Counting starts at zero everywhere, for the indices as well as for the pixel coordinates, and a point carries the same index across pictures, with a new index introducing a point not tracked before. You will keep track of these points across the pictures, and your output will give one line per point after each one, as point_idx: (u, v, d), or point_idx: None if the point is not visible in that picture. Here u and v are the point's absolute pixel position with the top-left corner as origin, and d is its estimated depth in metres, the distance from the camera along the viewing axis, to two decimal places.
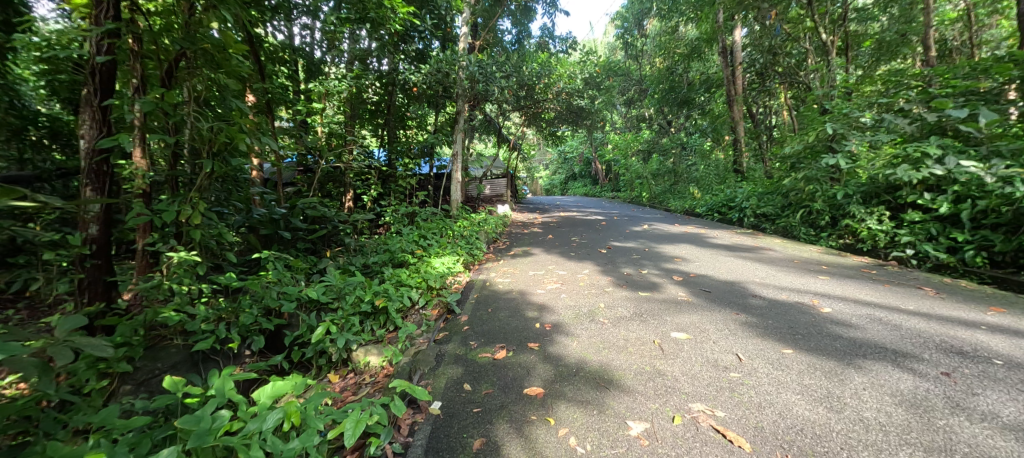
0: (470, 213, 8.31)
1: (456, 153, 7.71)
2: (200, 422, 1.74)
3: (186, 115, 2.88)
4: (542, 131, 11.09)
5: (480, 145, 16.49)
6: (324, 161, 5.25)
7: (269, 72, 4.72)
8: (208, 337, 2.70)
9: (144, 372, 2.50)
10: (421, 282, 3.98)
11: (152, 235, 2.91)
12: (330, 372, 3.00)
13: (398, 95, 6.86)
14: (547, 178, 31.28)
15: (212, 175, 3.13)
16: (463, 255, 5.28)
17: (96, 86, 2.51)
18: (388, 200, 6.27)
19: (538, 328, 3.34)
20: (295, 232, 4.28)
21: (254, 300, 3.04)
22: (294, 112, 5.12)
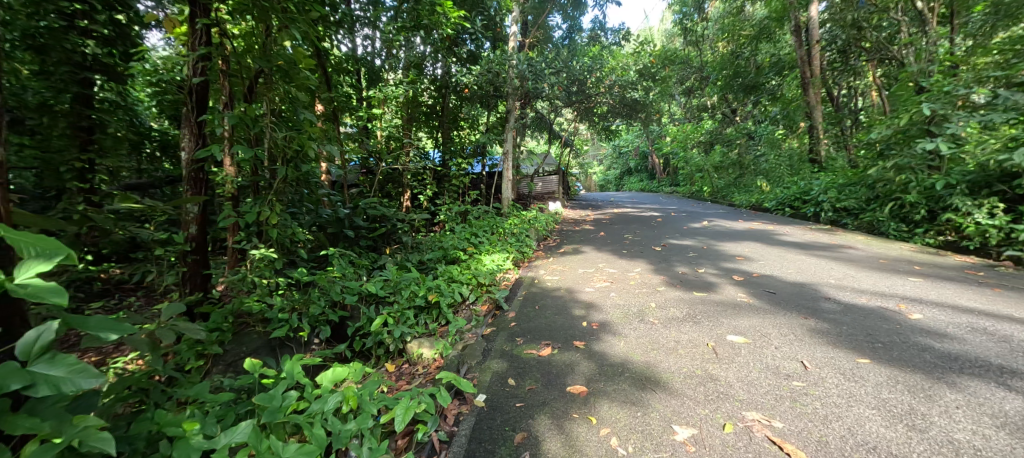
0: (522, 211, 8.36)
1: (508, 152, 7.80)
2: (272, 400, 1.89)
3: (265, 125, 3.17)
4: (596, 126, 10.90)
5: (533, 144, 16.59)
6: (383, 163, 5.54)
7: (334, 82, 5.07)
8: (284, 325, 2.97)
9: (231, 355, 2.86)
10: (471, 279, 4.08)
11: (239, 234, 3.24)
12: (387, 361, 3.16)
13: (451, 97, 7.06)
14: (603, 174, 30.66)
15: (287, 179, 3.42)
16: (514, 252, 5.32)
17: (193, 104, 2.87)
18: (441, 199, 6.49)
19: (585, 326, 3.28)
20: (357, 231, 4.56)
21: (321, 292, 3.28)
22: (356, 118, 5.46)
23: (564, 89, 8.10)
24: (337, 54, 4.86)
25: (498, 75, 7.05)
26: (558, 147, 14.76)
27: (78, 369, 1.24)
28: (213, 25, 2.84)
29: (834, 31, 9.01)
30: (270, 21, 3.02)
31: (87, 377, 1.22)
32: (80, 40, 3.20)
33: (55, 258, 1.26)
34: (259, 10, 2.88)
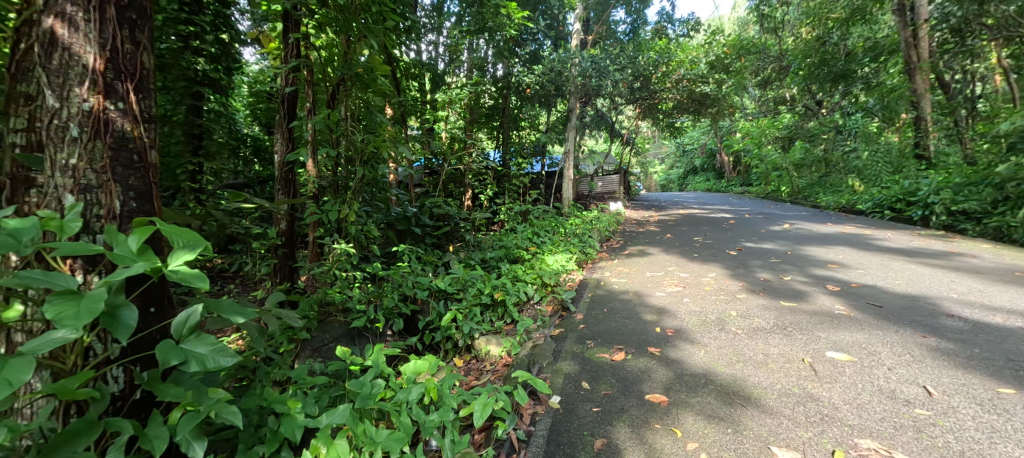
0: (582, 211, 8.27)
1: (569, 151, 7.76)
2: (363, 387, 2.07)
3: (344, 130, 3.47)
4: (659, 123, 10.60)
5: (592, 144, 16.41)
6: (448, 164, 5.72)
7: (404, 87, 5.27)
8: (362, 316, 3.20)
9: (318, 341, 3.05)
10: (536, 279, 4.14)
11: (320, 229, 3.55)
12: (455, 356, 3.31)
13: (513, 98, 7.26)
14: (663, 174, 29.70)
15: (363, 179, 3.71)
16: (577, 252, 5.28)
17: (285, 111, 3.32)
18: (502, 199, 6.60)
19: (659, 332, 3.22)
20: (423, 228, 4.77)
21: (394, 286, 3.56)
22: (422, 120, 5.69)
23: (627, 86, 8.09)
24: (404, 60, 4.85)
25: (560, 74, 7.15)
26: (617, 146, 14.49)
27: (219, 348, 1.44)
28: (302, 40, 3.30)
29: (946, 7, 8.06)
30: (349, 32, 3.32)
31: (227, 356, 1.43)
32: (195, 58, 4.44)
33: (196, 248, 1.45)
34: (344, 21, 3.20)
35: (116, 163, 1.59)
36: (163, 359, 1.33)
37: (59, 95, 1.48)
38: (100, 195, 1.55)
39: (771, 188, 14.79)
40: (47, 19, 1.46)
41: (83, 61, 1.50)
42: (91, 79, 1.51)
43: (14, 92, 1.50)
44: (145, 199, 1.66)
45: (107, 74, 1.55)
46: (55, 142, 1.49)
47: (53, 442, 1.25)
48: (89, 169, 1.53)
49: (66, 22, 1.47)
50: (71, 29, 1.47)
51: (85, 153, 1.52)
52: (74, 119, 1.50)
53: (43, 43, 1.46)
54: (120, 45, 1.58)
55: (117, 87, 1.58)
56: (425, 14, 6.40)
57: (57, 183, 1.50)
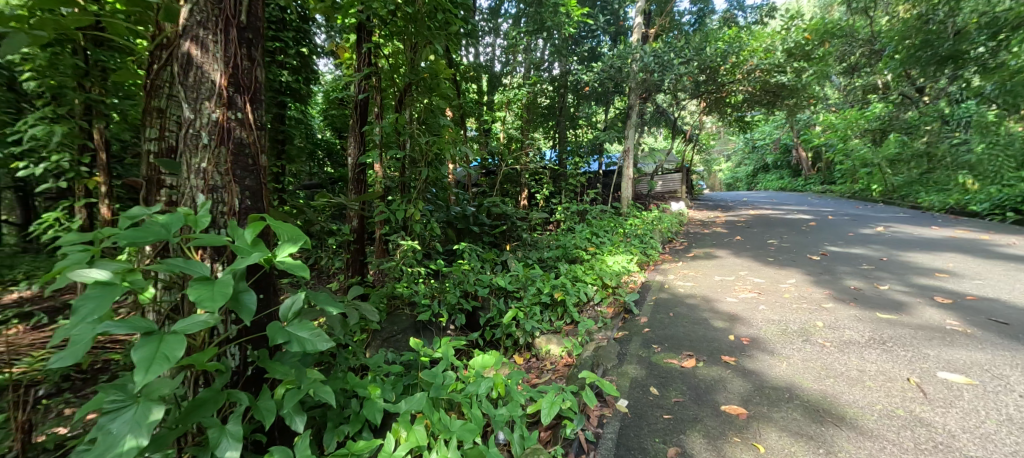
0: (642, 211, 8.02)
1: (628, 149, 7.50)
2: (436, 378, 2.25)
3: (411, 133, 3.78)
4: (727, 118, 10.09)
5: (651, 141, 15.94)
6: (505, 164, 5.85)
7: (464, 89, 5.46)
8: (428, 310, 3.45)
9: (388, 332, 3.31)
10: (596, 279, 4.14)
11: (387, 228, 3.87)
12: (516, 353, 3.55)
13: (569, 96, 7.32)
14: (730, 171, 28.12)
15: (427, 180, 3.95)
16: (638, 254, 5.08)
17: (357, 116, 3.83)
18: (558, 198, 6.59)
19: (733, 340, 3.15)
20: (481, 227, 4.93)
21: (456, 282, 3.78)
22: (480, 122, 5.92)
23: (693, 80, 7.76)
24: (464, 65, 5.26)
25: (620, 70, 6.90)
26: (679, 143, 13.95)
27: (317, 334, 1.75)
28: (372, 50, 3.77)
29: None
30: (416, 41, 3.73)
31: (323, 342, 1.73)
32: (279, 70, 5.26)
33: (297, 243, 1.76)
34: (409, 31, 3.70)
35: (237, 166, 1.98)
36: (273, 337, 1.67)
37: (194, 108, 1.89)
38: (224, 194, 1.93)
39: (861, 186, 13.33)
40: (185, 42, 1.87)
41: (211, 78, 1.90)
42: (218, 93, 1.91)
43: (157, 106, 1.97)
44: (257, 197, 2.05)
45: (229, 89, 1.95)
46: (192, 149, 1.89)
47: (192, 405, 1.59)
48: (216, 172, 1.91)
49: (199, 45, 1.88)
50: (203, 51, 1.88)
51: (213, 157, 1.91)
52: (205, 128, 1.89)
53: (183, 65, 1.88)
54: (238, 62, 1.98)
55: (236, 99, 1.97)
56: (482, 18, 6.49)
57: (192, 184, 1.89)
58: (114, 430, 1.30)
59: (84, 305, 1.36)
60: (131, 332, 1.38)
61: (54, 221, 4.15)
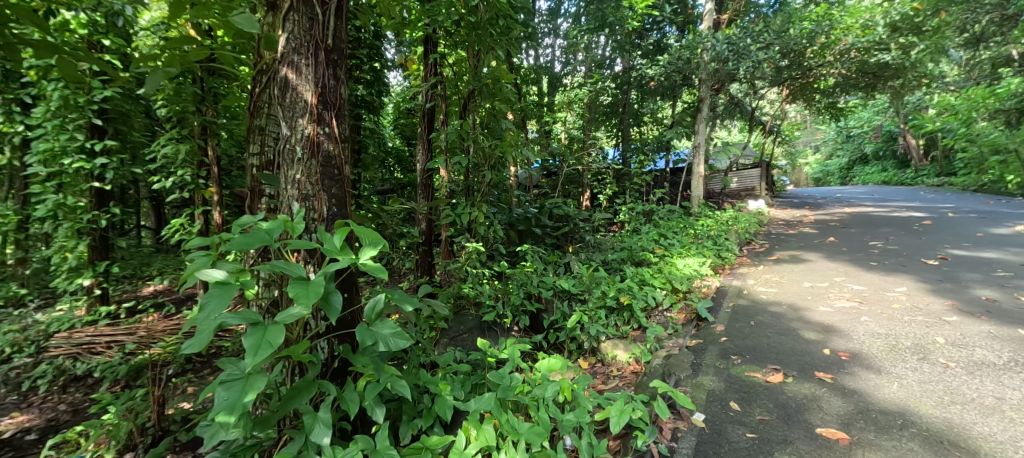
0: (715, 210, 7.52)
1: (699, 144, 7.02)
2: (503, 379, 2.24)
3: (475, 138, 3.84)
4: (814, 103, 9.31)
5: (726, 135, 14.97)
6: (566, 164, 5.77)
7: (525, 92, 5.52)
8: (492, 311, 3.48)
9: (455, 331, 3.42)
10: (665, 283, 3.92)
11: (453, 230, 3.97)
12: (580, 357, 3.48)
13: (633, 91, 7.08)
14: (821, 164, 25.53)
15: (490, 183, 3.99)
16: (712, 256, 4.74)
17: (424, 124, 3.96)
18: (623, 198, 6.38)
19: (827, 355, 2.83)
20: (543, 229, 4.90)
21: (519, 284, 3.79)
22: (541, 124, 5.95)
23: (774, 65, 7.17)
24: (525, 67, 5.51)
25: (688, 61, 6.54)
26: (758, 135, 12.95)
27: (397, 332, 1.85)
28: (439, 60, 3.90)
29: None
30: (478, 49, 3.80)
31: (402, 338, 1.83)
32: (354, 85, 5.68)
33: (377, 245, 1.84)
34: (473, 37, 3.68)
35: (325, 177, 2.13)
36: (362, 338, 1.79)
37: (290, 125, 2.07)
38: (314, 202, 2.09)
39: (991, 176, 11.74)
40: (283, 67, 2.05)
41: (304, 97, 2.07)
42: (309, 111, 2.07)
43: (258, 122, 2.15)
44: (342, 204, 2.19)
45: (319, 107, 2.10)
46: (289, 162, 2.07)
47: (290, 392, 1.77)
48: (308, 182, 2.08)
49: (295, 69, 2.05)
50: (298, 74, 2.06)
51: (306, 169, 2.08)
52: (299, 143, 2.06)
53: (281, 87, 2.06)
54: (326, 82, 2.12)
55: (325, 116, 2.12)
56: (541, 19, 6.46)
57: (289, 194, 2.08)
58: (226, 398, 1.49)
59: (208, 301, 1.53)
60: (242, 322, 1.59)
61: (179, 226, 4.72)
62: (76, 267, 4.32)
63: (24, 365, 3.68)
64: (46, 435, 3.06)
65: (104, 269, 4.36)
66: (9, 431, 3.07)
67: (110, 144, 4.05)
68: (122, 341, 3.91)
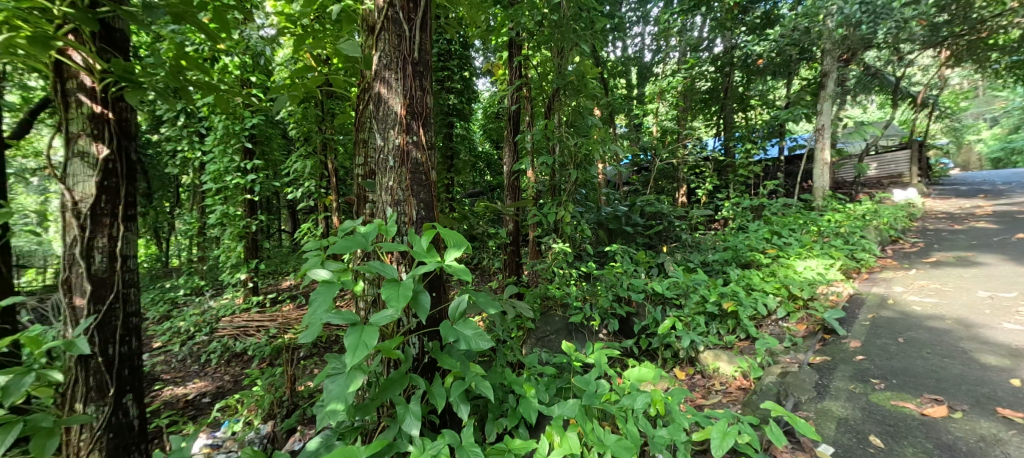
0: (846, 202, 6.50)
1: (824, 127, 6.10)
2: (588, 385, 2.07)
3: (560, 136, 3.73)
4: (984, 63, 7.56)
5: (863, 113, 12.89)
6: (659, 158, 5.43)
7: (611, 86, 5.39)
8: (579, 313, 3.35)
9: (541, 332, 3.36)
10: (779, 289, 3.45)
11: (539, 230, 3.90)
12: (676, 366, 3.20)
13: (737, 73, 6.46)
14: (997, 142, 20.76)
15: (577, 182, 3.84)
16: (842, 258, 4.05)
17: (510, 126, 3.94)
18: (725, 192, 5.84)
19: (1015, 386, 2.27)
20: (634, 228, 4.61)
21: (608, 287, 3.61)
22: (631, 118, 5.79)
23: (925, 22, 5.96)
24: (613, 59, 5.31)
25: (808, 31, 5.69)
26: (904, 111, 10.93)
27: (479, 334, 1.79)
28: (523, 62, 3.79)
29: None
30: (563, 46, 3.69)
31: (483, 341, 1.76)
32: (445, 95, 5.98)
33: (460, 247, 1.79)
34: (559, 35, 3.56)
35: (415, 183, 2.13)
36: (444, 335, 1.76)
37: (384, 137, 2.12)
38: (405, 207, 2.11)
39: None
40: (377, 84, 2.12)
41: (394, 110, 2.10)
42: (399, 123, 2.10)
43: (363, 138, 2.49)
44: (430, 208, 2.18)
45: (408, 117, 2.12)
46: (383, 171, 2.12)
47: (385, 383, 1.78)
48: (399, 189, 2.11)
49: (386, 84, 2.10)
50: (389, 88, 2.10)
51: (398, 177, 2.10)
52: (391, 153, 2.10)
53: (376, 102, 2.13)
54: (415, 93, 2.13)
55: (413, 125, 2.13)
56: (629, 8, 6.16)
57: (383, 200, 2.14)
58: (332, 392, 1.58)
59: (316, 297, 1.60)
60: (343, 322, 1.63)
61: (308, 231, 5.40)
62: (235, 264, 5.48)
63: (203, 341, 4.67)
64: (214, 399, 3.72)
65: (253, 267, 5.44)
66: (191, 394, 3.79)
67: (256, 163, 5.19)
68: (268, 326, 4.60)
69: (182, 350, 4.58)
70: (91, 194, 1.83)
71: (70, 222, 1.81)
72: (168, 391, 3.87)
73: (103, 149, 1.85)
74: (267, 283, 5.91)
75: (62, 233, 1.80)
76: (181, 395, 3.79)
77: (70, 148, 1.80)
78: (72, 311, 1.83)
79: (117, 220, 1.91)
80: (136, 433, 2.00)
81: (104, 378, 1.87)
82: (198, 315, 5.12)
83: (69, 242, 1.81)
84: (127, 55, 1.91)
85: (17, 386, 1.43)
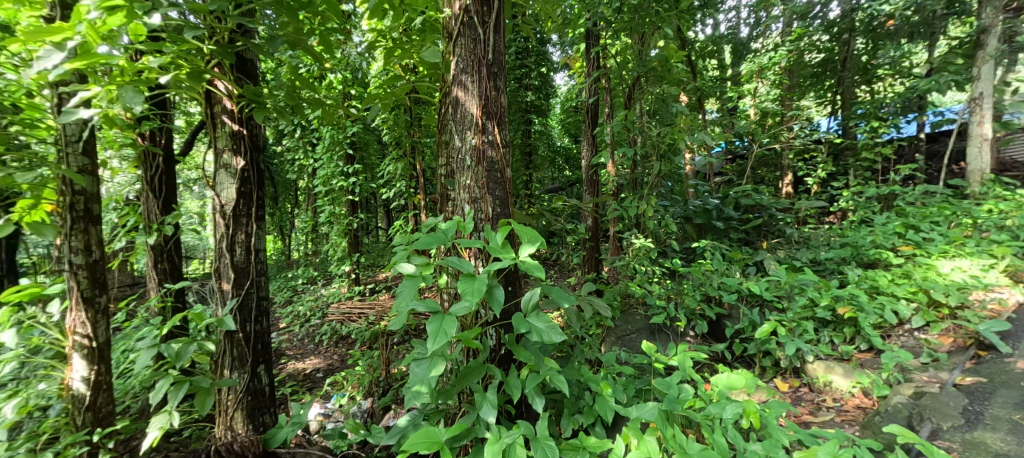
0: (1012, 186, 5.29)
1: (980, 95, 4.78)
2: (670, 388, 1.89)
3: (642, 126, 3.48)
4: None
5: None
6: (758, 144, 4.91)
7: (701, 69, 5.00)
8: (662, 313, 3.14)
9: (622, 330, 3.20)
10: (914, 293, 2.91)
11: (620, 225, 3.70)
12: (777, 377, 2.85)
13: (859, 40, 5.36)
14: None
15: (661, 174, 3.57)
16: (1008, 257, 3.29)
17: (588, 118, 3.76)
18: (841, 180, 5.11)
19: None
20: (728, 222, 4.19)
21: (697, 286, 3.32)
22: (723, 102, 5.35)
23: None
24: (703, 39, 4.89)
25: None
26: None
27: (552, 327, 1.70)
28: (601, 52, 3.67)
29: None
30: (645, 29, 3.43)
31: (556, 335, 1.67)
32: (521, 92, 5.96)
33: (535, 243, 1.72)
34: (639, 19, 3.34)
35: (492, 182, 2.07)
36: (517, 327, 1.70)
37: (461, 138, 2.10)
38: (482, 204, 2.06)
39: None
40: (455, 88, 2.10)
41: (470, 112, 2.07)
42: (475, 124, 2.06)
43: (446, 140, 2.48)
44: (505, 204, 2.11)
45: (483, 118, 2.07)
46: (461, 170, 2.10)
47: (463, 370, 1.77)
48: (476, 187, 2.06)
49: (463, 87, 2.08)
50: (465, 91, 2.07)
51: (475, 176, 2.06)
52: (468, 154, 2.07)
53: (454, 105, 2.12)
54: (490, 95, 2.08)
55: (488, 126, 2.07)
56: None
57: (461, 198, 2.12)
58: (417, 375, 1.61)
59: (403, 289, 1.66)
60: (428, 310, 1.64)
61: (400, 226, 5.71)
62: (341, 256, 6.01)
63: (317, 324, 5.19)
64: (326, 374, 4.05)
65: (355, 260, 5.91)
66: (308, 369, 4.19)
67: (355, 167, 5.68)
68: (367, 313, 4.94)
69: (302, 330, 5.17)
70: (231, 199, 2.13)
71: (219, 221, 2.13)
72: (292, 364, 4.35)
73: (239, 161, 2.14)
74: (367, 273, 6.34)
75: (213, 230, 2.13)
76: (301, 369, 4.21)
77: (218, 160, 2.15)
78: (222, 293, 2.15)
79: (251, 220, 2.19)
80: (266, 398, 2.28)
81: (243, 349, 2.17)
82: (313, 301, 5.70)
83: (219, 237, 2.14)
84: (257, 81, 2.22)
85: (183, 353, 1.90)
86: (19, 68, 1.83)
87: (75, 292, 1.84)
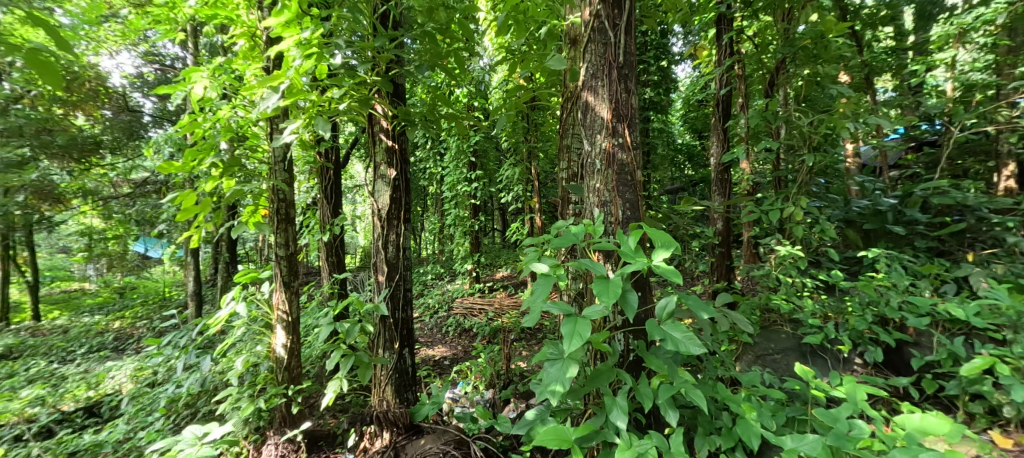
0: None
1: None
2: (838, 422, 1.59)
3: (789, 115, 2.98)
4: None
5: None
6: (955, 126, 3.83)
7: (869, 41, 4.12)
8: (818, 333, 2.65)
9: (762, 348, 2.82)
10: None
11: (757, 229, 3.24)
12: (993, 428, 2.19)
13: None
14: None
15: (814, 170, 3.02)
16: None
17: (718, 112, 3.37)
18: None
19: None
20: (911, 226, 3.36)
21: (868, 303, 2.73)
22: (902, 78, 4.32)
23: None
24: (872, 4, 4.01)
25: None
26: None
27: (691, 337, 1.57)
28: (735, 37, 3.25)
29: None
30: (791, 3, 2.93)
31: (696, 346, 1.53)
32: (643, 89, 5.65)
33: (670, 247, 1.60)
34: None
35: (623, 184, 1.97)
36: (651, 334, 1.59)
37: (591, 141, 2.04)
38: (611, 207, 1.97)
39: None
40: (585, 92, 2.06)
41: (601, 115, 2.00)
42: (606, 126, 1.98)
43: (569, 144, 2.51)
44: (636, 208, 1.98)
45: (614, 120, 1.98)
46: (590, 174, 2.04)
47: (592, 372, 1.72)
48: (606, 190, 1.98)
49: (593, 91, 2.02)
50: (595, 95, 2.01)
51: (605, 179, 1.99)
52: (598, 157, 2.00)
53: (585, 109, 2.07)
54: (622, 96, 1.98)
55: (619, 128, 1.98)
56: None
57: (590, 201, 2.05)
58: (550, 373, 1.60)
59: (537, 287, 1.65)
60: (562, 312, 1.63)
61: (517, 229, 5.90)
62: (463, 255, 6.45)
63: (445, 316, 5.62)
64: (452, 362, 4.34)
65: (475, 259, 6.28)
66: (437, 356, 4.54)
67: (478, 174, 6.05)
68: (487, 309, 5.25)
69: (431, 320, 5.65)
70: (386, 204, 2.41)
71: (378, 223, 2.44)
72: (424, 350, 4.74)
73: (392, 171, 2.42)
74: (487, 272, 6.67)
75: (373, 230, 2.44)
76: (431, 355, 4.56)
77: (377, 171, 2.45)
78: (377, 284, 2.45)
79: (401, 222, 2.46)
80: (411, 374, 2.50)
81: (393, 333, 2.44)
82: (440, 296, 6.19)
83: (376, 236, 2.44)
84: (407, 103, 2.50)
85: (351, 331, 2.24)
86: (248, 107, 2.38)
87: (279, 277, 2.43)
